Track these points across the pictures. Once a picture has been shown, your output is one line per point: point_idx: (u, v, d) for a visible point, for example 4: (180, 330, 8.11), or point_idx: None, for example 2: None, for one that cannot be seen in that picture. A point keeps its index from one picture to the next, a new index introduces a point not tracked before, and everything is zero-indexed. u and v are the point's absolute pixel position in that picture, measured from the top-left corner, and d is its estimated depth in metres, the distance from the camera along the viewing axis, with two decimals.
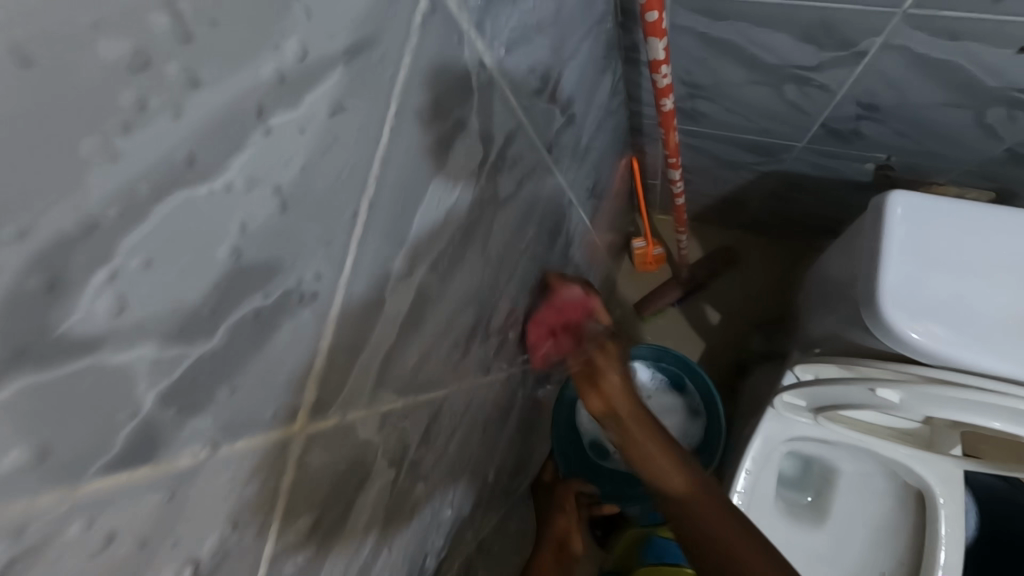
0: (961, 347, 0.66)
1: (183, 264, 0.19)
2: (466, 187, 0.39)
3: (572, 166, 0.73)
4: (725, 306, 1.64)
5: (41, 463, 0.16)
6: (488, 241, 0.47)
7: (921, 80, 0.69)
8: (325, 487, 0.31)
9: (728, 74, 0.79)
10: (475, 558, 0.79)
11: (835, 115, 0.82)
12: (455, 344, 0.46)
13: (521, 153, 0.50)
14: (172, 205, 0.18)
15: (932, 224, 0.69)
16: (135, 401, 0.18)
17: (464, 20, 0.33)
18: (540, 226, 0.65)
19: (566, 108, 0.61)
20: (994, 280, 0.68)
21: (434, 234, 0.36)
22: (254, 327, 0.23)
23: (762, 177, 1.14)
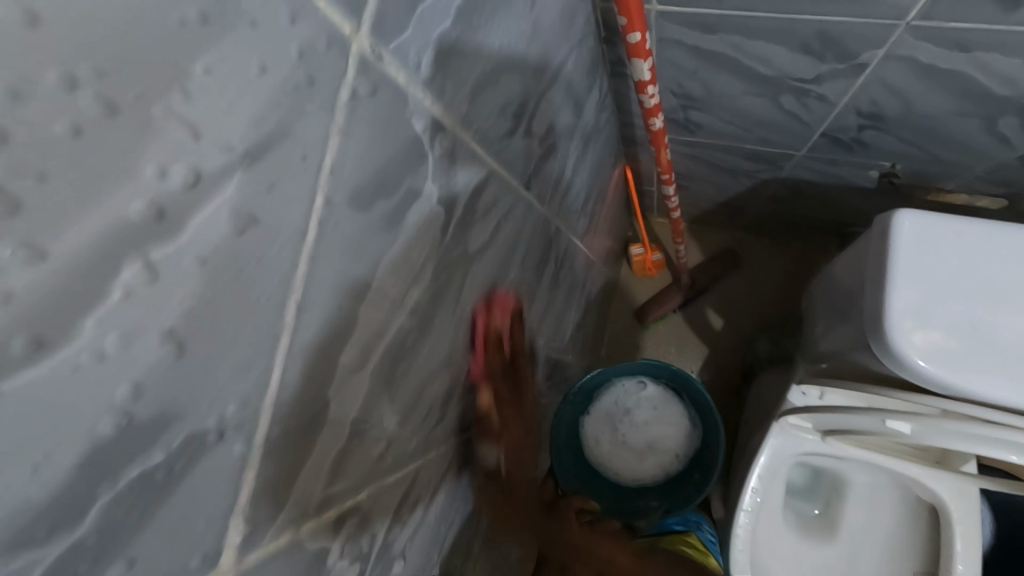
0: (966, 379, 0.64)
1: (39, 458, 0.16)
2: (428, 252, 0.36)
3: (559, 192, 0.69)
4: (728, 310, 1.60)
5: None
6: (460, 300, 0.44)
7: (929, 90, 0.64)
8: None
9: (722, 87, 0.75)
10: None
11: (835, 125, 0.78)
12: (428, 412, 0.43)
13: (496, 198, 0.46)
14: (11, 401, 0.15)
15: (944, 246, 0.65)
16: None
17: (411, 81, 0.29)
18: (525, 263, 0.62)
19: (547, 138, 0.58)
20: (1009, 305, 0.64)
21: (391, 313, 0.33)
22: (156, 486, 0.20)
23: (762, 183, 1.10)
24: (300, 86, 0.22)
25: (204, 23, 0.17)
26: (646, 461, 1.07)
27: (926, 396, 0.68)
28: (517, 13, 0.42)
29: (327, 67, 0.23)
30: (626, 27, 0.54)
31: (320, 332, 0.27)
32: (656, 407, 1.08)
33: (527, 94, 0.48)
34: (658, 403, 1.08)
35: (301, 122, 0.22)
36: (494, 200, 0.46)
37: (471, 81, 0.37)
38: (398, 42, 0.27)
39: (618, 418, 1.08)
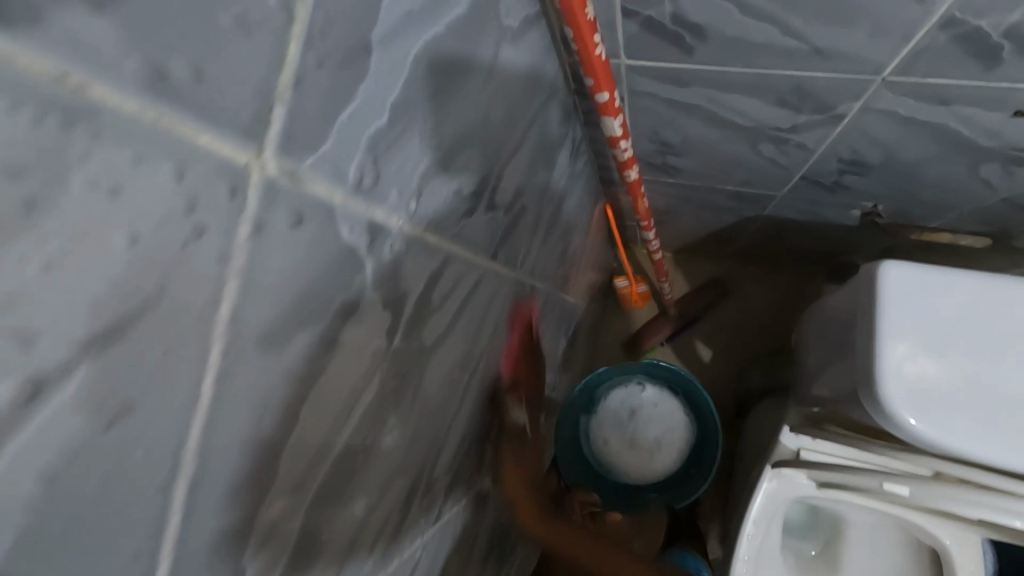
0: (958, 438, 0.62)
1: None
2: (372, 362, 0.32)
3: (533, 249, 0.67)
4: (718, 342, 1.58)
5: None
6: (419, 395, 0.41)
7: (909, 139, 0.62)
8: None
9: (699, 135, 0.73)
10: None
11: (816, 169, 0.76)
12: (386, 519, 0.40)
13: (457, 279, 0.43)
14: None
15: (933, 300, 0.63)
16: None
17: (338, 192, 0.26)
18: (499, 330, 0.59)
19: (517, 202, 0.55)
20: (998, 361, 0.62)
21: (328, 440, 0.29)
22: None
23: (745, 220, 1.08)
24: (179, 238, 0.18)
25: (29, 209, 0.14)
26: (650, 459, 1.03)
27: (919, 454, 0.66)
28: (472, 89, 0.39)
29: (219, 208, 0.19)
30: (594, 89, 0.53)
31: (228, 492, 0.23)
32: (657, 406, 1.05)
33: (489, 166, 0.45)
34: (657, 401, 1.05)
35: (181, 279, 0.19)
36: (454, 283, 0.42)
37: (418, 171, 0.33)
38: (319, 157, 0.24)
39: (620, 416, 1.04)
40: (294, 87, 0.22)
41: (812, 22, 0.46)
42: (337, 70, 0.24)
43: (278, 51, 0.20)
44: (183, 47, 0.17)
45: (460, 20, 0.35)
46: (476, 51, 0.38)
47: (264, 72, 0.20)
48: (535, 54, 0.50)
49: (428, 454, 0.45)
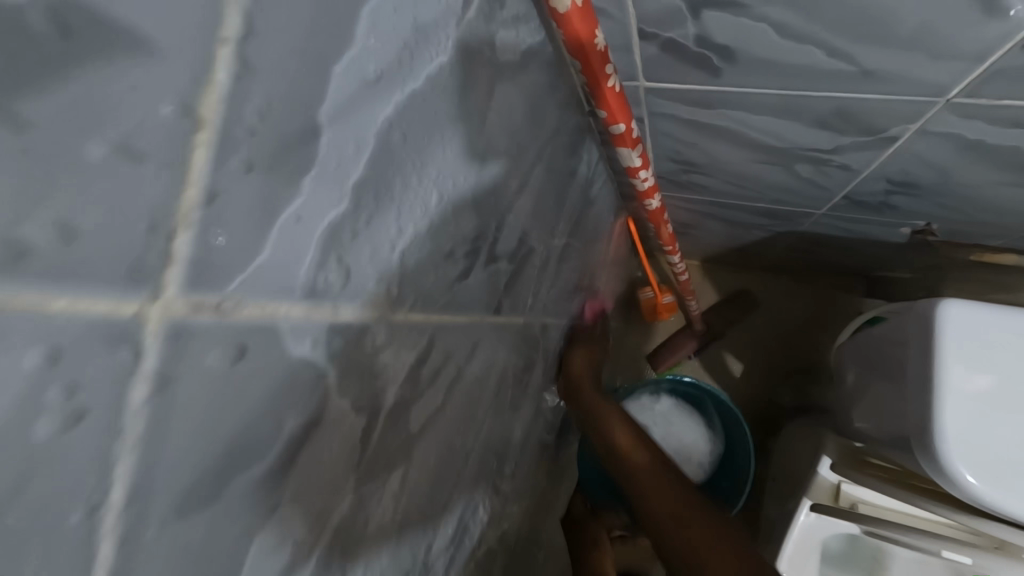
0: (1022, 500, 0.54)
1: None
2: (341, 475, 0.28)
3: (542, 287, 0.62)
4: (748, 356, 1.50)
5: None
6: (405, 481, 0.37)
7: (970, 163, 0.54)
8: None
9: (727, 156, 0.66)
10: None
11: (859, 189, 0.68)
12: None
13: (449, 348, 0.38)
14: None
15: (996, 348, 0.56)
16: None
17: (281, 308, 0.22)
18: (504, 379, 0.54)
19: (522, 246, 0.50)
20: None
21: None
22: None
23: (778, 235, 1.01)
24: (36, 433, 0.14)
25: None
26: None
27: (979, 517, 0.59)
28: (461, 142, 0.34)
29: (97, 380, 0.15)
30: (608, 120, 0.51)
31: None
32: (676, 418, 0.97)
33: (487, 218, 0.40)
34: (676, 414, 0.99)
35: (42, 480, 0.15)
36: (445, 355, 0.38)
37: (394, 251, 0.29)
38: (249, 277, 0.20)
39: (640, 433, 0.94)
40: (206, 208, 0.17)
41: (862, 44, 0.39)
42: (270, 170, 0.20)
43: (177, 169, 0.16)
44: (22, 197, 0.13)
45: (444, 71, 0.30)
46: (464, 98, 0.33)
47: (158, 199, 0.16)
48: (540, 85, 0.45)
49: (419, 532, 0.42)
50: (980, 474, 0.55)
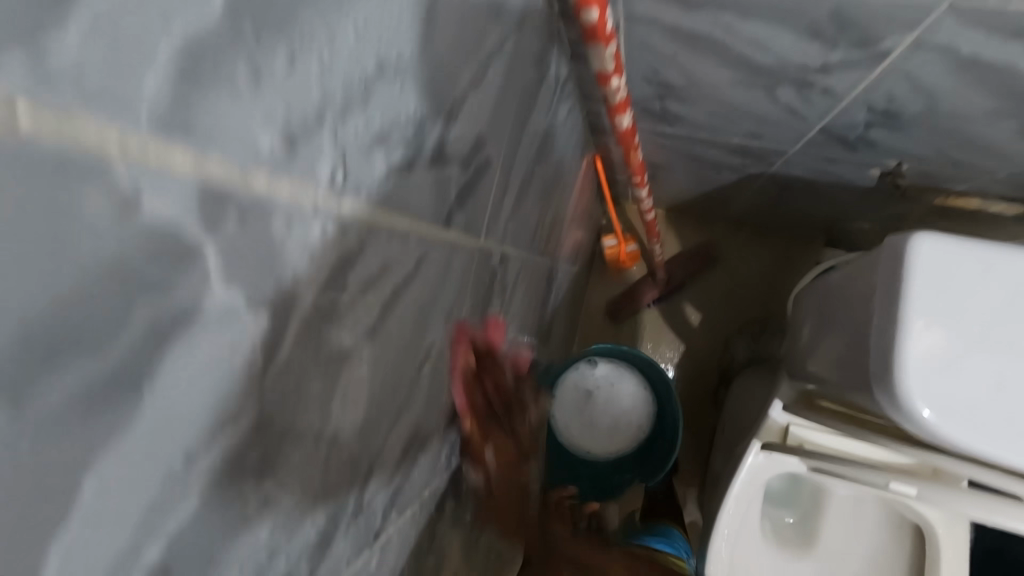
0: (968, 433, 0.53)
1: None
2: (239, 391, 0.22)
3: (504, 210, 0.56)
4: (707, 305, 1.52)
5: None
6: (339, 409, 0.31)
7: (957, 87, 0.51)
8: None
9: (709, 76, 0.61)
10: None
11: (839, 121, 0.65)
12: (300, 559, 0.31)
13: (391, 256, 0.32)
14: None
15: (963, 280, 0.55)
16: None
17: (115, 137, 0.15)
18: (460, 307, 0.49)
19: (478, 153, 0.43)
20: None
21: (172, 503, 0.20)
22: None
23: (749, 178, 0.97)
24: None
25: None
26: (614, 443, 1.01)
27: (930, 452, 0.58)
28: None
29: None
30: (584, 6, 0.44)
31: None
32: (618, 380, 1.03)
33: (434, 103, 0.33)
34: (613, 378, 1.02)
35: None
36: (384, 264, 0.32)
37: (320, 114, 0.23)
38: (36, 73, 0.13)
39: (584, 405, 1.00)
40: None
41: None
42: None
43: None
44: None
45: None
46: None
47: None
48: None
49: (361, 465, 0.36)
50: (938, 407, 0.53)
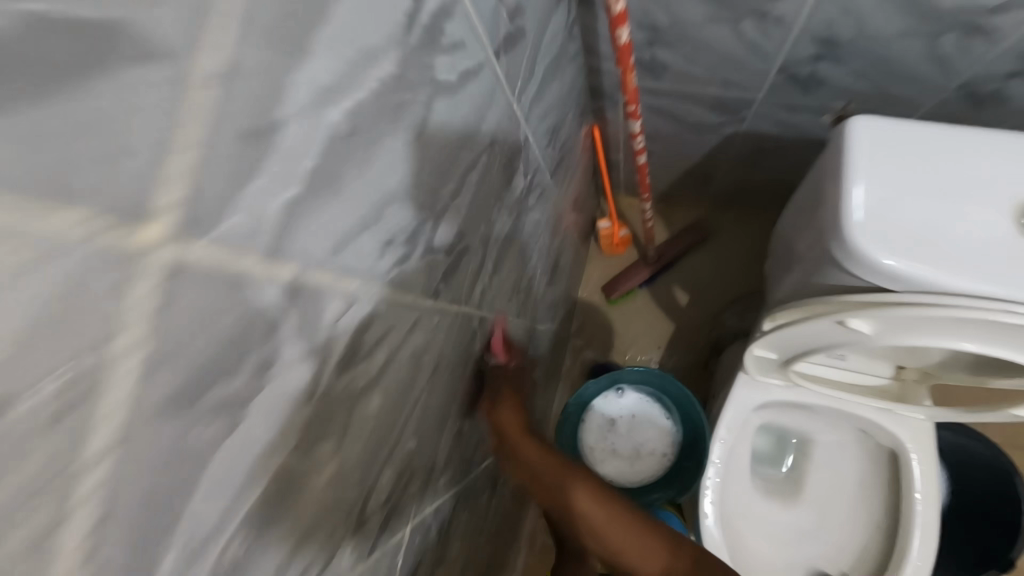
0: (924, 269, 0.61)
1: None
2: (389, 40, 0.33)
3: (529, 101, 0.69)
4: (694, 287, 1.64)
5: None
6: (428, 130, 0.41)
7: (878, 5, 0.67)
8: (207, 345, 0.24)
9: (688, 13, 0.76)
10: (447, 538, 0.74)
11: (792, 56, 0.80)
12: (395, 246, 0.40)
13: (464, 39, 0.44)
14: None
15: (902, 145, 0.65)
16: None
17: None
18: (497, 154, 0.60)
19: (516, 19, 0.56)
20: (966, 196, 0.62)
21: (354, 79, 0.31)
22: (62, 51, 0.16)
23: (726, 141, 1.13)
24: None
25: None
26: (634, 468, 1.15)
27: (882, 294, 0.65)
28: None
29: None
30: None
31: (263, 23, 0.24)
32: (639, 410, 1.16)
33: None
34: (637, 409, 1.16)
35: None
36: (460, 41, 0.44)
37: None
38: None
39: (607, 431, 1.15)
40: None
41: None
42: None
43: None
44: None
45: None
46: None
47: None
48: None
49: (433, 212, 0.46)
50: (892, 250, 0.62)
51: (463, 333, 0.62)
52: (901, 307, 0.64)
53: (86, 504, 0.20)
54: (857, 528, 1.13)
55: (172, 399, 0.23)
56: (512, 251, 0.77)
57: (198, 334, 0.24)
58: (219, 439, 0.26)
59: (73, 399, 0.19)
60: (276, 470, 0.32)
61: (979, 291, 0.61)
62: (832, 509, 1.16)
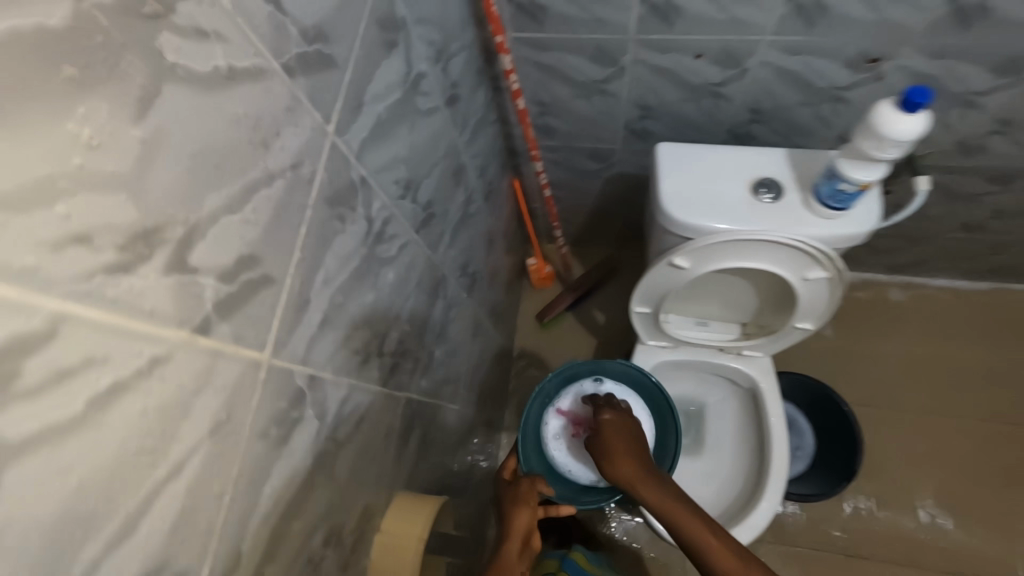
0: (701, 217, 1.02)
1: (305, 19, 0.50)
2: (397, 82, 0.71)
3: (466, 142, 1.08)
4: (609, 308, 2.04)
5: (276, 65, 0.46)
6: (412, 133, 0.78)
7: (664, 84, 1.15)
8: (335, 184, 0.58)
9: (560, 92, 1.22)
10: (426, 442, 1.00)
11: (628, 118, 1.27)
12: (398, 188, 0.75)
13: (427, 92, 0.83)
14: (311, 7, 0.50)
15: (683, 155, 1.09)
16: (291, 69, 0.48)
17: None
18: (446, 165, 0.97)
19: (454, 89, 0.97)
20: (718, 178, 1.05)
21: (385, 95, 0.68)
22: (319, 61, 0.52)
23: (607, 183, 1.59)
24: None
25: None
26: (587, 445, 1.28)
27: (684, 239, 1.05)
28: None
29: None
30: (494, 31, 0.99)
31: (360, 65, 0.61)
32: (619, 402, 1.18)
33: (443, 48, 0.88)
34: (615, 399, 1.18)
35: None
36: (426, 92, 0.83)
37: (416, 17, 0.76)
38: None
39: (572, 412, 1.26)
40: None
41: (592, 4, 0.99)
42: None
43: None
44: None
45: None
46: None
47: None
48: (464, 11, 0.96)
49: (414, 181, 0.81)
50: (682, 209, 1.03)
51: (432, 277, 0.95)
52: (696, 243, 1.03)
53: (304, 224, 0.53)
54: (742, 463, 1.43)
55: (326, 198, 0.56)
56: (461, 241, 1.13)
57: (334, 179, 0.58)
58: (335, 231, 0.59)
59: (308, 177, 0.52)
60: (350, 272, 0.63)
61: (732, 226, 1.01)
62: (711, 471, 1.46)
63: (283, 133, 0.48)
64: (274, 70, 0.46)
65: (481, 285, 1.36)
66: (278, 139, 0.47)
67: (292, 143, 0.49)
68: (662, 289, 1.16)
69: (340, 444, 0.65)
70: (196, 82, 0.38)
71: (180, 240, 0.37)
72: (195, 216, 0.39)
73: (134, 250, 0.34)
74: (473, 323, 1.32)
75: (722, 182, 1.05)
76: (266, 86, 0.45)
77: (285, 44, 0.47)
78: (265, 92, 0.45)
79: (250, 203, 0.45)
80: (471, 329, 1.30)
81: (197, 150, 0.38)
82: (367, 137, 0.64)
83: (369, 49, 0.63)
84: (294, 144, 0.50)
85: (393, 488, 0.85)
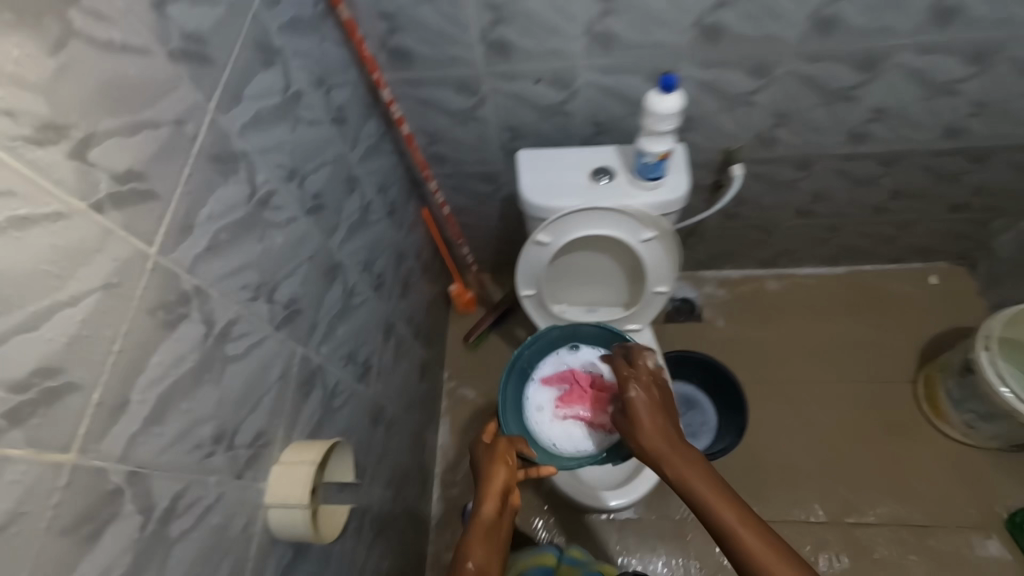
0: (548, 198, 1.27)
1: (186, 28, 0.72)
2: (276, 91, 0.94)
3: (358, 159, 1.31)
4: (529, 326, 2.22)
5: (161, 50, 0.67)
6: (294, 134, 1.00)
7: (520, 107, 1.44)
8: (218, 148, 0.78)
9: (440, 122, 1.50)
10: (331, 408, 1.12)
11: (501, 141, 1.55)
12: (281, 171, 0.95)
13: (310, 107, 1.06)
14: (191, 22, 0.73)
15: (537, 156, 1.36)
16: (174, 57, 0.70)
17: (267, 27, 0.93)
18: (336, 171, 1.18)
19: (340, 113, 1.21)
20: (564, 170, 1.31)
21: (262, 97, 0.90)
22: (199, 57, 0.74)
23: (504, 204, 1.84)
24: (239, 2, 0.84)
25: None
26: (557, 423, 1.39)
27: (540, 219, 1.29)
28: (313, 42, 1.08)
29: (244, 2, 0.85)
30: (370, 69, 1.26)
31: (238, 70, 0.84)
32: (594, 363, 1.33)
33: (324, 78, 1.13)
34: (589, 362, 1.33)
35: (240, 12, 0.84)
36: (308, 107, 1.05)
37: (293, 50, 1.01)
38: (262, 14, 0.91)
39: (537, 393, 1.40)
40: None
41: (445, 46, 1.28)
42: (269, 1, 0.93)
43: None
44: None
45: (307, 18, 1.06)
46: (315, 32, 1.09)
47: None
48: (344, 56, 1.23)
49: (300, 172, 1.02)
50: (534, 194, 1.28)
51: (327, 260, 1.13)
52: (548, 219, 1.27)
53: (188, 166, 0.72)
54: None
55: (209, 154, 0.76)
56: (361, 241, 1.31)
57: (216, 143, 0.78)
58: (218, 182, 0.78)
59: (192, 134, 0.72)
60: (234, 220, 0.81)
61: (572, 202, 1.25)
62: None
63: (168, 96, 0.68)
64: (160, 53, 0.67)
65: (390, 291, 1.53)
66: (163, 99, 0.68)
67: (176, 105, 0.70)
68: (537, 268, 1.38)
69: (229, 358, 0.79)
70: (96, 44, 0.58)
71: (79, 139, 0.56)
72: (92, 127, 0.57)
73: (45, 135, 0.52)
74: (385, 324, 1.48)
75: (566, 172, 1.31)
76: (153, 62, 0.66)
77: (168, 39, 0.69)
78: (152, 65, 0.66)
79: (138, 135, 0.64)
80: (383, 327, 1.45)
81: (96, 86, 0.58)
82: (247, 124, 0.85)
83: (247, 62, 0.86)
84: (178, 106, 0.70)
85: (292, 431, 0.96)
